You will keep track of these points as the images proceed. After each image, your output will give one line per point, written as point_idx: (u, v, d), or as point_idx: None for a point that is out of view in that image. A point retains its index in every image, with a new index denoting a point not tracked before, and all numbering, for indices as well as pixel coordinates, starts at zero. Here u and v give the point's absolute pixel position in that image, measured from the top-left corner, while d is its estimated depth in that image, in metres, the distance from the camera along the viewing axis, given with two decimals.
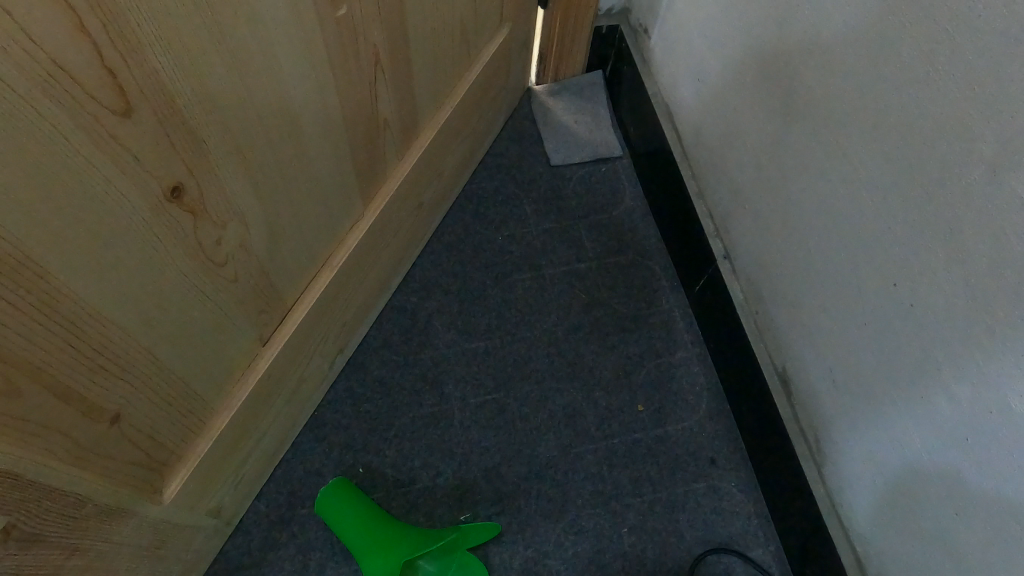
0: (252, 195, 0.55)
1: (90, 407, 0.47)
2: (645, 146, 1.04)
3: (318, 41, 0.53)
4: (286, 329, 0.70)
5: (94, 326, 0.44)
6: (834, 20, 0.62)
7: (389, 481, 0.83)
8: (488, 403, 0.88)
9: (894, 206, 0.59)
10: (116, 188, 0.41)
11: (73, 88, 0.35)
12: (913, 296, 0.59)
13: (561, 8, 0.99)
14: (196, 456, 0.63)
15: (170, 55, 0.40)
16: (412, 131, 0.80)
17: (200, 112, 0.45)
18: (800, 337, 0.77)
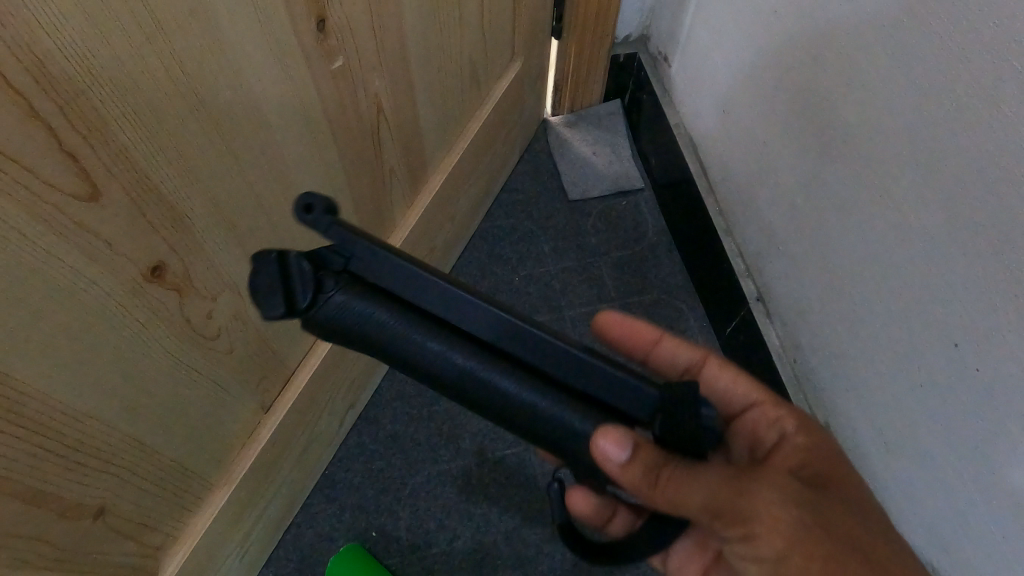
0: (246, 262, 0.51)
1: (67, 506, 0.44)
2: (666, 179, 0.99)
3: (312, 95, 0.50)
4: (290, 394, 0.66)
5: (71, 424, 0.41)
6: (874, 52, 0.57)
7: (403, 545, 0.79)
8: (508, 458, 0.83)
9: (952, 256, 0.53)
10: (87, 277, 0.37)
11: (26, 178, 0.31)
12: (978, 359, 0.53)
13: (575, 38, 0.95)
14: (194, 535, 0.60)
15: (139, 130, 0.36)
16: (422, 175, 0.76)
17: (178, 185, 0.41)
18: (845, 391, 0.70)
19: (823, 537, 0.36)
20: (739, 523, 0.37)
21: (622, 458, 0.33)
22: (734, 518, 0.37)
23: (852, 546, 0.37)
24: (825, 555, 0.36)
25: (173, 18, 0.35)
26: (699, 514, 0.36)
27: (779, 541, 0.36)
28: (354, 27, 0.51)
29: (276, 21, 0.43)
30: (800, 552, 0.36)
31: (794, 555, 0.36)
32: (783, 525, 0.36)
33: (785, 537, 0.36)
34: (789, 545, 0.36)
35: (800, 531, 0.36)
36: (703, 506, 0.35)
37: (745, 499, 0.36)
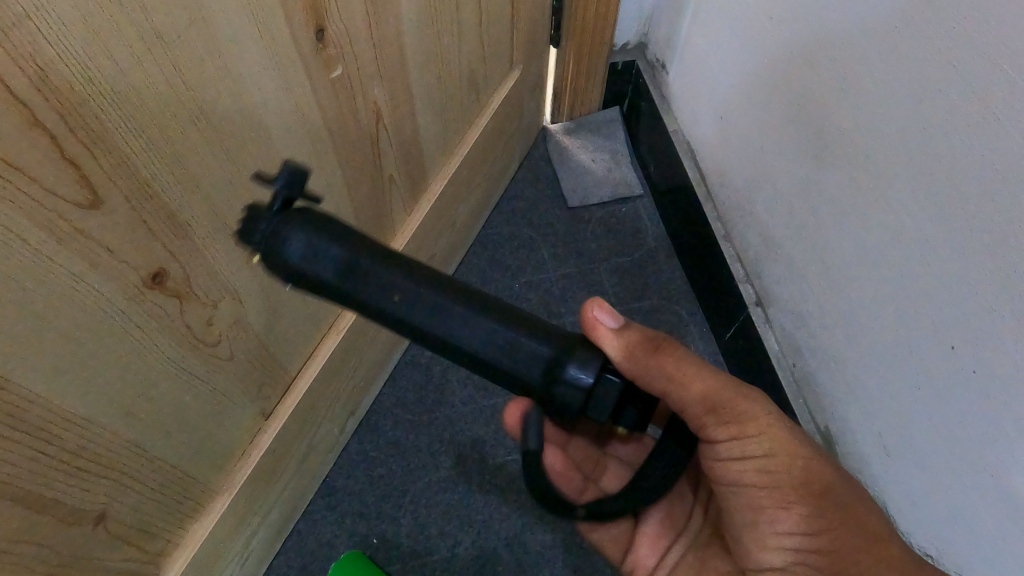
0: (247, 268, 0.51)
1: (67, 512, 0.44)
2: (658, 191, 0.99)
3: (311, 103, 0.50)
4: (290, 401, 0.66)
5: (73, 430, 0.41)
6: (868, 59, 0.58)
7: (404, 552, 0.79)
8: (509, 464, 0.83)
9: (948, 260, 0.54)
10: (87, 284, 0.37)
11: (26, 185, 0.32)
12: (976, 362, 0.53)
13: (573, 46, 0.96)
14: (196, 542, 0.60)
15: (140, 137, 0.37)
16: (421, 182, 0.77)
17: (180, 193, 0.41)
18: (844, 395, 0.71)
19: (804, 447, 0.49)
20: (737, 423, 0.47)
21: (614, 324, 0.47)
22: (733, 418, 0.47)
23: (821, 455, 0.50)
24: (806, 458, 0.49)
25: (173, 28, 0.36)
26: (695, 401, 0.47)
27: (769, 442, 0.48)
28: (352, 35, 0.52)
29: (276, 31, 0.43)
30: (787, 453, 0.48)
31: (784, 454, 0.48)
32: (774, 426, 0.48)
33: (773, 440, 0.48)
34: (779, 445, 0.48)
35: (787, 438, 0.48)
36: (700, 395, 0.47)
37: (742, 403, 0.48)
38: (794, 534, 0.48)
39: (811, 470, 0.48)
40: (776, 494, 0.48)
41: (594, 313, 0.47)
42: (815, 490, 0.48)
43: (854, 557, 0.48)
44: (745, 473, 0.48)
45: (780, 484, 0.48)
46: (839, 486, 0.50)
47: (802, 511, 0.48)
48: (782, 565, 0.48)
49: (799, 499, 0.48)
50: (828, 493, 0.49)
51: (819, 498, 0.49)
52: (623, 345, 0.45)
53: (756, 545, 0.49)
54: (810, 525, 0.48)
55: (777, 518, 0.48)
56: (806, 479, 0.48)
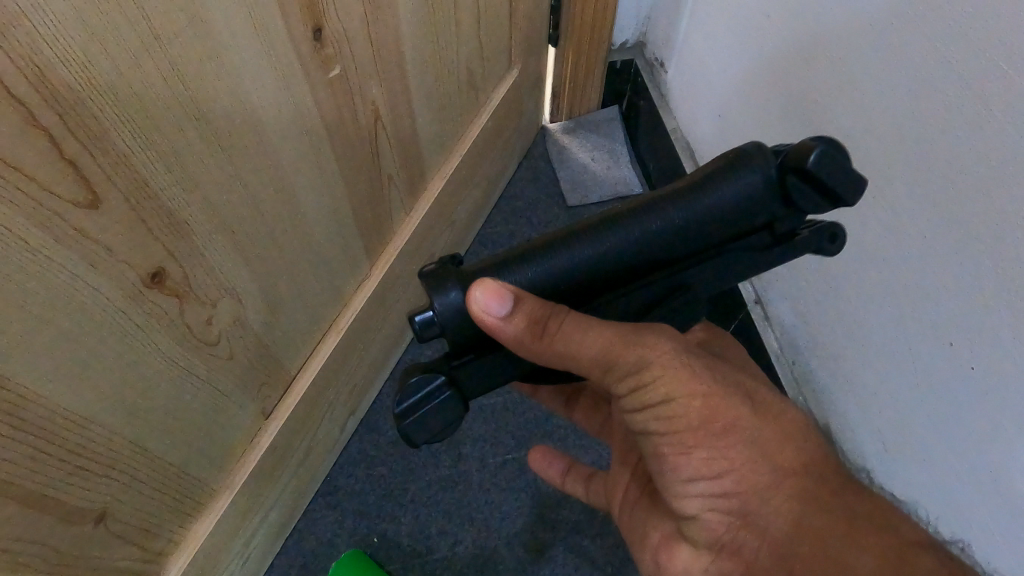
0: (245, 268, 0.51)
1: (68, 511, 0.44)
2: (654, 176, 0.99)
3: (310, 102, 0.50)
4: (290, 399, 0.66)
5: (73, 429, 0.42)
6: (865, 56, 0.58)
7: (405, 551, 0.79)
8: (509, 463, 0.83)
9: (945, 256, 0.54)
10: (87, 282, 0.38)
11: (26, 185, 0.32)
12: (974, 359, 0.53)
13: (572, 45, 0.96)
14: (197, 540, 0.60)
15: (138, 137, 0.37)
16: (420, 181, 0.77)
17: (179, 192, 0.42)
18: (843, 393, 0.71)
19: (705, 382, 0.42)
20: (637, 371, 0.41)
21: (502, 314, 0.37)
22: (631, 369, 0.41)
23: (729, 388, 0.43)
24: (706, 395, 0.42)
25: (171, 28, 0.36)
26: (590, 366, 0.41)
27: (664, 385, 0.42)
28: (350, 35, 0.52)
29: (273, 30, 0.43)
30: (687, 393, 0.42)
31: (683, 395, 0.42)
32: (674, 363, 0.42)
33: (669, 382, 0.42)
34: (678, 385, 0.42)
35: (686, 374, 0.42)
36: (599, 352, 0.40)
37: (640, 349, 0.40)
38: (698, 480, 0.44)
39: (710, 408, 0.42)
40: (678, 440, 0.43)
41: (478, 306, 0.37)
42: (716, 429, 0.43)
43: (765, 497, 0.43)
44: (645, 419, 0.44)
45: (679, 428, 0.43)
46: (749, 422, 0.43)
47: (705, 454, 0.43)
48: (694, 512, 0.45)
49: (703, 442, 0.43)
50: (734, 432, 0.43)
51: (722, 436, 0.43)
52: (516, 339, 0.38)
53: (670, 494, 0.46)
54: (713, 471, 0.43)
55: (679, 464, 0.44)
56: (706, 418, 0.42)
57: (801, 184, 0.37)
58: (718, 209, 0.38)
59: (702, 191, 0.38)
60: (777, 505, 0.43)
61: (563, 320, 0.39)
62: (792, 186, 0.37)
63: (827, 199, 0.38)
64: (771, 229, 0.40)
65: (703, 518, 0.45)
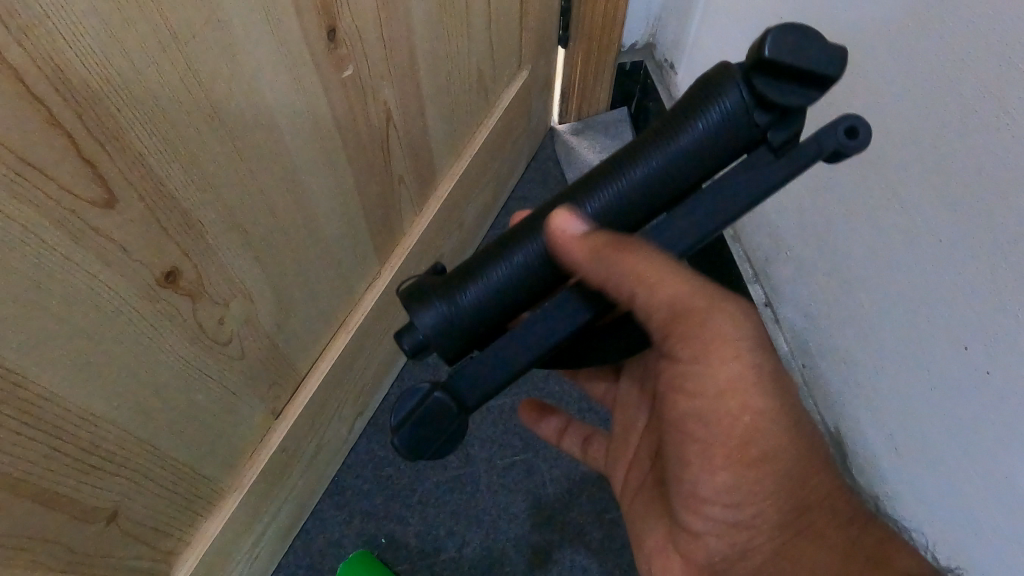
0: (257, 268, 0.52)
1: (80, 510, 0.44)
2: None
3: (323, 102, 0.50)
4: (299, 400, 0.66)
5: (87, 428, 0.42)
6: (878, 57, 0.58)
7: (413, 552, 0.79)
8: (517, 464, 0.83)
9: (959, 259, 0.53)
10: (103, 281, 0.38)
11: (44, 184, 0.32)
12: (989, 363, 0.52)
13: (581, 47, 0.96)
14: (207, 539, 0.60)
15: (153, 137, 0.37)
16: (431, 181, 0.77)
17: (193, 191, 0.42)
18: (856, 398, 0.70)
19: (761, 401, 0.41)
20: (694, 352, 0.40)
21: (578, 230, 0.38)
22: (690, 342, 0.40)
23: (781, 414, 0.42)
24: (755, 416, 0.41)
25: (188, 28, 0.36)
26: (663, 305, 0.38)
27: (721, 382, 0.40)
28: (363, 36, 0.52)
29: (289, 31, 0.43)
30: (737, 411, 0.41)
31: (731, 415, 0.41)
32: (739, 370, 0.40)
33: (727, 382, 0.40)
34: (732, 401, 0.41)
35: (748, 389, 0.41)
36: (668, 300, 0.38)
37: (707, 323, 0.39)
38: (713, 503, 0.45)
39: (751, 431, 0.42)
40: (708, 452, 0.43)
41: (556, 223, 0.39)
42: (750, 460, 0.42)
43: (771, 534, 0.45)
44: (689, 422, 0.43)
45: (715, 447, 0.42)
46: (784, 457, 0.43)
47: (730, 479, 0.43)
48: (701, 529, 0.47)
49: (732, 466, 0.43)
50: (767, 461, 0.43)
51: (755, 465, 0.43)
52: (587, 251, 0.38)
53: (683, 504, 0.47)
54: (731, 499, 0.44)
55: (701, 480, 0.44)
56: (742, 446, 0.42)
57: (773, 81, 0.35)
58: (698, 135, 0.37)
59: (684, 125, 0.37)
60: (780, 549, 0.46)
61: (640, 246, 0.37)
62: (762, 85, 0.35)
63: (811, 84, 0.34)
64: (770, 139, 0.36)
65: (705, 537, 0.47)
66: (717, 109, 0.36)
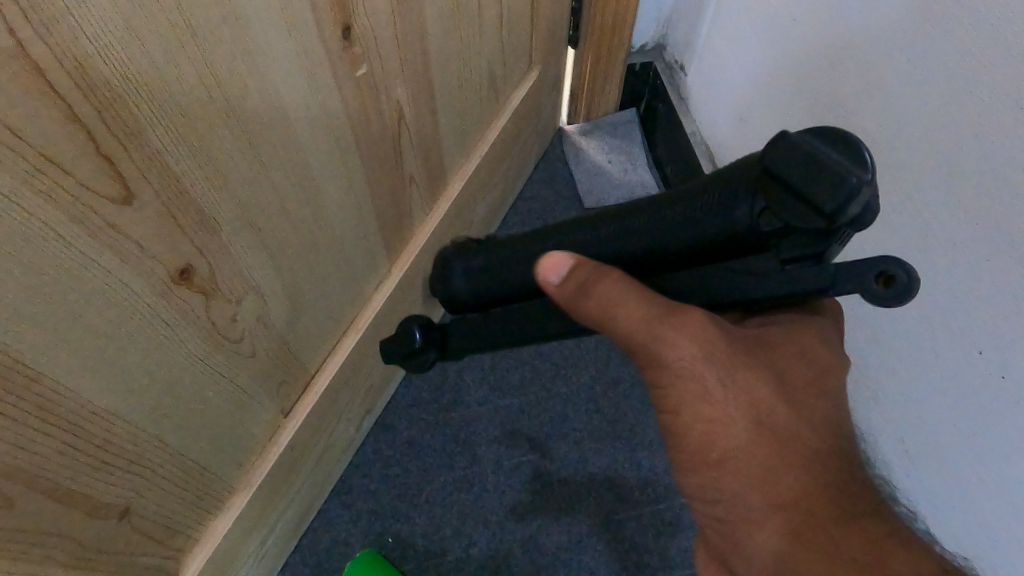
0: (270, 267, 0.52)
1: (93, 506, 0.44)
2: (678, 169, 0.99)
3: (337, 101, 0.50)
4: (309, 398, 0.66)
5: (101, 424, 0.42)
6: (896, 60, 0.58)
7: (419, 552, 0.79)
8: (524, 465, 0.83)
9: (978, 264, 0.54)
10: (118, 278, 0.38)
11: (63, 179, 0.32)
12: (1005, 367, 0.52)
13: (591, 48, 0.96)
14: (216, 537, 0.60)
15: (170, 133, 0.37)
16: (441, 181, 0.77)
17: (208, 188, 0.42)
18: (869, 400, 0.71)
19: (709, 404, 0.39)
20: (649, 366, 0.40)
21: (561, 272, 0.41)
22: (645, 359, 0.40)
23: (742, 414, 0.40)
24: (706, 419, 0.40)
25: (207, 24, 0.36)
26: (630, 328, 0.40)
27: (671, 391, 0.40)
28: (378, 35, 0.52)
29: (305, 29, 0.43)
30: (690, 415, 0.40)
31: (685, 418, 0.40)
32: (691, 375, 0.39)
33: (678, 396, 0.40)
34: (682, 403, 0.40)
35: (688, 393, 0.39)
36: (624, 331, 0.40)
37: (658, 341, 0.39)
38: (695, 504, 0.44)
39: (704, 435, 0.40)
40: (678, 457, 0.42)
41: (541, 267, 0.42)
42: (709, 460, 0.41)
43: (752, 533, 0.41)
44: (660, 425, 0.43)
45: (677, 449, 0.42)
46: (748, 456, 0.40)
47: (698, 482, 0.42)
48: (700, 533, 0.46)
49: (700, 469, 0.42)
50: (731, 465, 0.40)
51: (716, 467, 0.41)
52: (571, 291, 0.41)
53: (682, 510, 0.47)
54: (711, 503, 0.43)
55: (680, 484, 0.44)
56: (700, 448, 0.41)
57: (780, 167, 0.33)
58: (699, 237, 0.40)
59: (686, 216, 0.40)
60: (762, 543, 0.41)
61: (602, 283, 0.40)
62: (786, 207, 0.33)
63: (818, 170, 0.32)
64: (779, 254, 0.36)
65: (706, 541, 0.46)
66: (720, 215, 0.38)
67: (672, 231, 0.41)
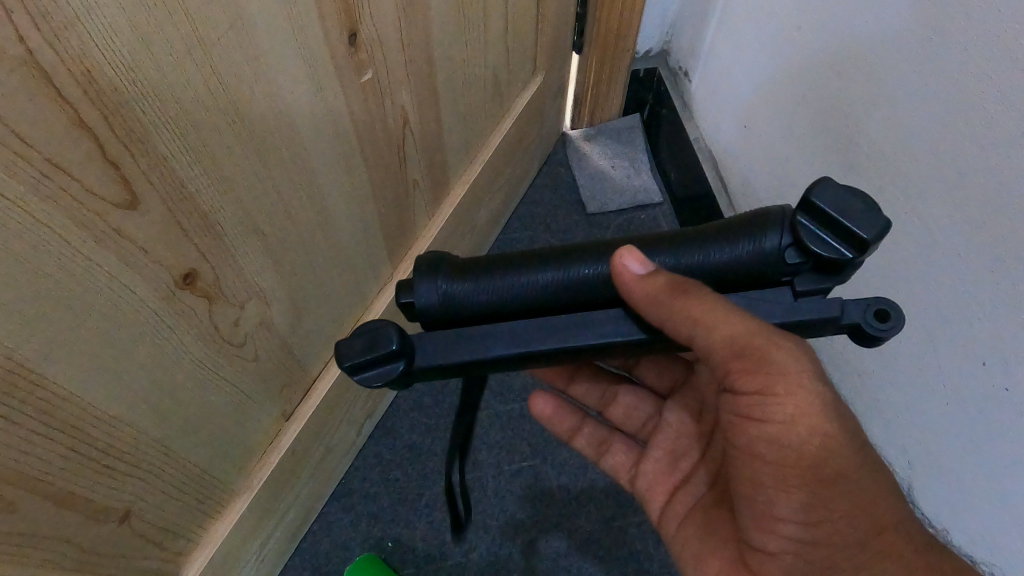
0: (274, 271, 0.52)
1: (94, 509, 0.44)
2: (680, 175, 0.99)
3: (342, 106, 0.50)
4: (311, 402, 0.66)
5: (103, 428, 0.42)
6: (900, 71, 0.59)
7: (419, 557, 0.79)
8: (525, 470, 0.83)
9: (980, 276, 0.54)
10: (122, 283, 0.38)
11: (69, 184, 0.32)
12: (1009, 381, 0.53)
13: (596, 54, 0.96)
14: (216, 541, 0.60)
15: (176, 139, 0.37)
16: (444, 186, 0.77)
17: (213, 194, 0.42)
18: (870, 410, 0.71)
19: (831, 421, 0.41)
20: (761, 379, 0.40)
21: (639, 272, 0.39)
22: (761, 370, 0.39)
23: (850, 433, 0.42)
24: (826, 434, 0.41)
25: (214, 32, 0.36)
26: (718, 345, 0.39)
27: (793, 406, 0.40)
28: (384, 41, 0.52)
29: (311, 35, 0.43)
30: (810, 429, 0.40)
31: (808, 430, 0.40)
32: (811, 390, 0.40)
33: (798, 406, 0.40)
34: (804, 415, 0.40)
35: (817, 407, 0.40)
36: (726, 338, 0.39)
37: (772, 351, 0.38)
38: (792, 520, 0.43)
39: (823, 451, 0.41)
40: (781, 472, 0.42)
41: (620, 260, 0.39)
42: (823, 476, 0.42)
43: (851, 552, 0.44)
44: (756, 439, 0.42)
45: (790, 463, 0.41)
46: (855, 474, 0.42)
47: (803, 497, 0.42)
48: (775, 550, 0.44)
49: (804, 483, 0.42)
50: (842, 481, 0.42)
51: (827, 485, 0.42)
52: (645, 293, 0.38)
53: (754, 527, 0.45)
54: (807, 516, 0.43)
55: (777, 499, 0.43)
56: (818, 463, 0.41)
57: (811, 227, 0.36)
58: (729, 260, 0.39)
59: (700, 242, 0.40)
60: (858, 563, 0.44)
61: (696, 290, 0.39)
62: (808, 236, 0.36)
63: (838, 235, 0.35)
64: (794, 285, 0.38)
65: (781, 560, 0.44)
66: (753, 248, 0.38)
67: (681, 258, 0.41)
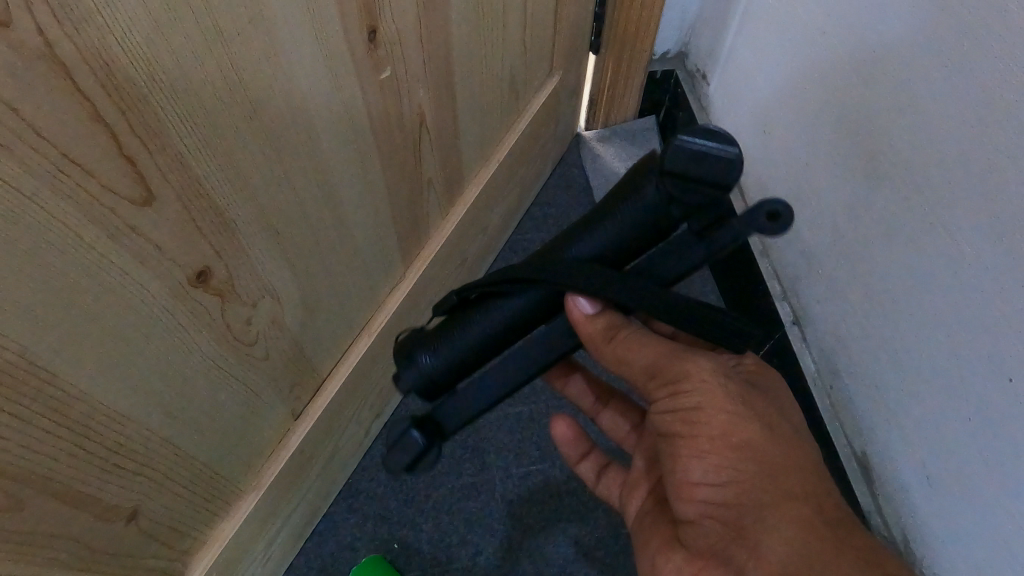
0: (288, 268, 0.51)
1: (102, 508, 0.44)
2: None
3: (359, 102, 0.49)
4: (319, 402, 0.66)
5: (112, 427, 0.41)
6: (927, 76, 0.57)
7: (425, 559, 0.78)
8: (533, 473, 0.82)
9: (1007, 288, 0.52)
10: (136, 281, 0.37)
11: (86, 180, 0.31)
12: None
13: (613, 54, 0.95)
14: (223, 541, 0.60)
15: (192, 133, 0.36)
16: (458, 185, 0.76)
17: (228, 191, 0.41)
18: (886, 422, 0.69)
19: (735, 402, 0.44)
20: (671, 375, 0.45)
21: (590, 312, 0.46)
22: (669, 375, 0.45)
23: (740, 421, 0.44)
24: (732, 413, 0.44)
25: (233, 25, 0.35)
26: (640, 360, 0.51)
27: (697, 394, 0.44)
28: (403, 38, 0.51)
29: (331, 31, 0.43)
30: (714, 406, 0.44)
31: (714, 407, 0.44)
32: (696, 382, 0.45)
33: (704, 393, 0.44)
34: (710, 397, 0.44)
35: (715, 390, 0.44)
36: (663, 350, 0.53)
37: (684, 361, 0.45)
38: (706, 485, 0.45)
39: (725, 424, 0.44)
40: (694, 443, 0.45)
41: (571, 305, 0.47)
42: (735, 443, 0.44)
43: (761, 514, 0.43)
44: None
45: (699, 434, 0.44)
46: (765, 444, 0.44)
47: (717, 463, 0.44)
48: (695, 516, 0.46)
49: None
50: (753, 452, 0.44)
51: (737, 456, 0.44)
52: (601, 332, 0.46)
53: (676, 495, 0.47)
54: (724, 480, 0.44)
55: (690, 467, 0.45)
56: None
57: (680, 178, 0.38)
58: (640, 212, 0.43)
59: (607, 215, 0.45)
60: (772, 529, 0.42)
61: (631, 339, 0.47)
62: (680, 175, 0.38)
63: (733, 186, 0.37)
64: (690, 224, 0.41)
65: (701, 526, 0.45)
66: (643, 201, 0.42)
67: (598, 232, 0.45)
